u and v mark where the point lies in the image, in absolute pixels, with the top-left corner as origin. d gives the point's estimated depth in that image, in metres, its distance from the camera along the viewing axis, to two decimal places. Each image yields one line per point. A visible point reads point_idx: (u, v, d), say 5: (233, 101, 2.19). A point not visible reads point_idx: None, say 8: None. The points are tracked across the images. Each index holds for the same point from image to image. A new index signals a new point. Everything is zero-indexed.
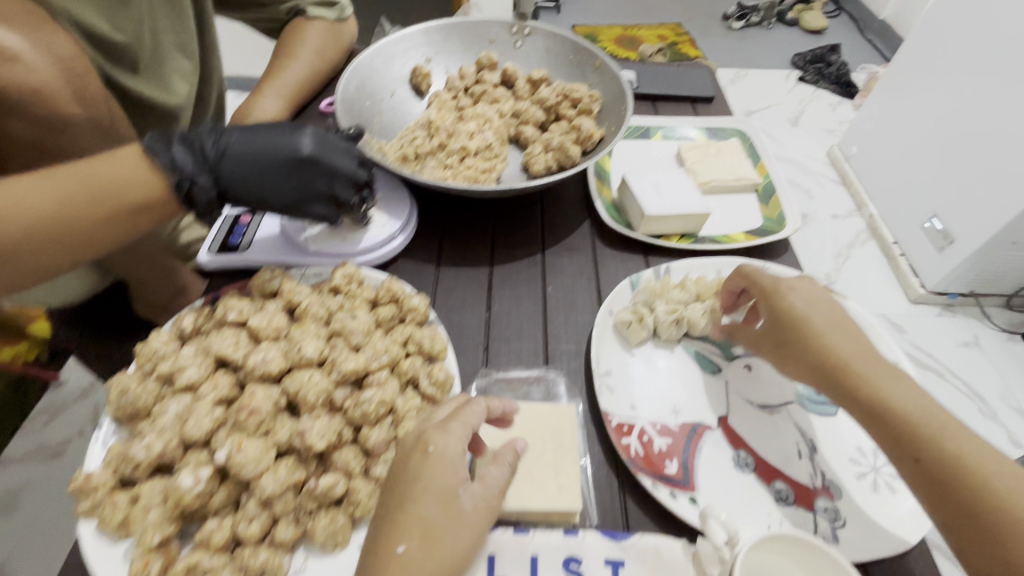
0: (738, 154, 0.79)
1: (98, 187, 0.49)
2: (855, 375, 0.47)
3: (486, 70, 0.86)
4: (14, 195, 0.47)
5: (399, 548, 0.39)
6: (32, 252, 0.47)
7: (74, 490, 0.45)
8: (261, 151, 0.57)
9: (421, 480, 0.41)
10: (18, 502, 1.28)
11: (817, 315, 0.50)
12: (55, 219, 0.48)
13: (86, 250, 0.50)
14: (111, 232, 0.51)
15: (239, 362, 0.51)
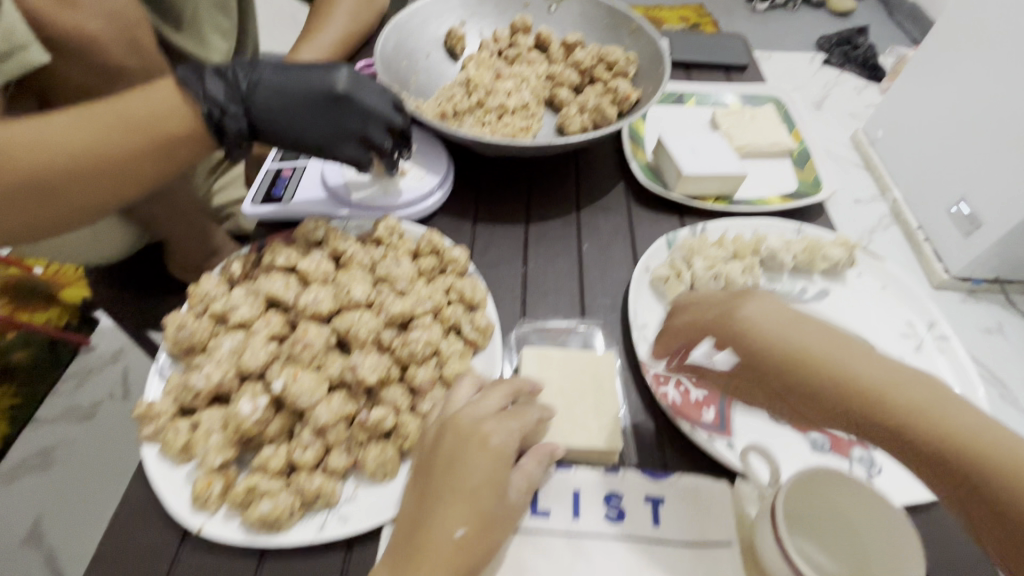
0: (774, 120, 0.79)
1: (133, 119, 0.48)
2: (867, 399, 0.37)
3: (520, 33, 0.85)
4: (58, 128, 0.47)
5: (458, 533, 0.38)
6: (81, 186, 0.48)
7: (137, 416, 0.47)
8: (295, 86, 0.56)
9: (479, 478, 0.40)
10: (53, 457, 1.30)
11: (791, 327, 0.41)
12: (96, 152, 0.47)
13: (131, 185, 0.50)
14: (146, 166, 0.49)
15: (290, 303, 0.52)
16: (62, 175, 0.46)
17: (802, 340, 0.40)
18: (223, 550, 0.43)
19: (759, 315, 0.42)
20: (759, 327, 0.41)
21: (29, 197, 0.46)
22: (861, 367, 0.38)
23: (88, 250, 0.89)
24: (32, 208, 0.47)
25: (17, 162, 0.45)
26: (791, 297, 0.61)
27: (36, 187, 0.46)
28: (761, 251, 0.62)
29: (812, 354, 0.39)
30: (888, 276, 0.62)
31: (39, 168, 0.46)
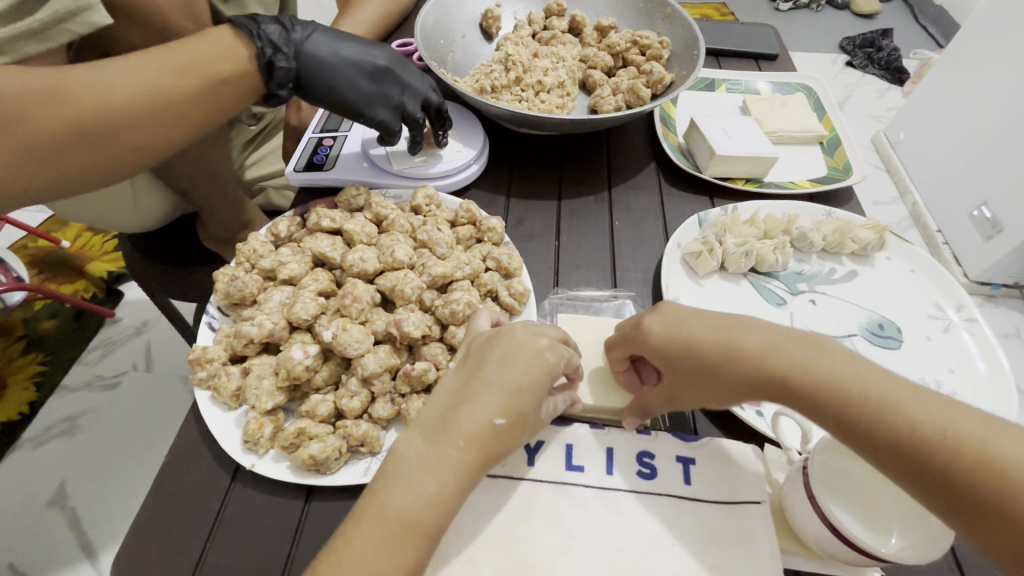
0: (805, 107, 0.79)
1: (189, 59, 0.48)
2: (767, 372, 0.41)
3: (555, 17, 0.87)
4: (116, 69, 0.46)
5: (500, 421, 0.40)
6: (137, 127, 0.47)
7: (190, 361, 0.49)
8: (344, 48, 0.59)
9: (524, 377, 0.41)
10: (78, 425, 1.32)
11: (690, 324, 0.45)
12: (154, 91, 0.47)
13: (183, 127, 0.49)
14: (199, 108, 0.49)
15: (337, 261, 0.55)
16: (118, 117, 0.45)
17: (697, 331, 0.44)
18: (272, 489, 0.45)
19: (662, 314, 0.46)
20: (659, 327, 0.45)
21: (81, 140, 0.45)
22: (759, 343, 0.42)
23: (129, 221, 0.89)
24: (85, 151, 0.46)
25: (75, 102, 0.44)
26: (819, 277, 0.62)
27: (92, 129, 0.45)
28: (792, 231, 0.64)
29: (712, 341, 0.43)
30: (920, 260, 0.63)
31: (95, 109, 0.44)
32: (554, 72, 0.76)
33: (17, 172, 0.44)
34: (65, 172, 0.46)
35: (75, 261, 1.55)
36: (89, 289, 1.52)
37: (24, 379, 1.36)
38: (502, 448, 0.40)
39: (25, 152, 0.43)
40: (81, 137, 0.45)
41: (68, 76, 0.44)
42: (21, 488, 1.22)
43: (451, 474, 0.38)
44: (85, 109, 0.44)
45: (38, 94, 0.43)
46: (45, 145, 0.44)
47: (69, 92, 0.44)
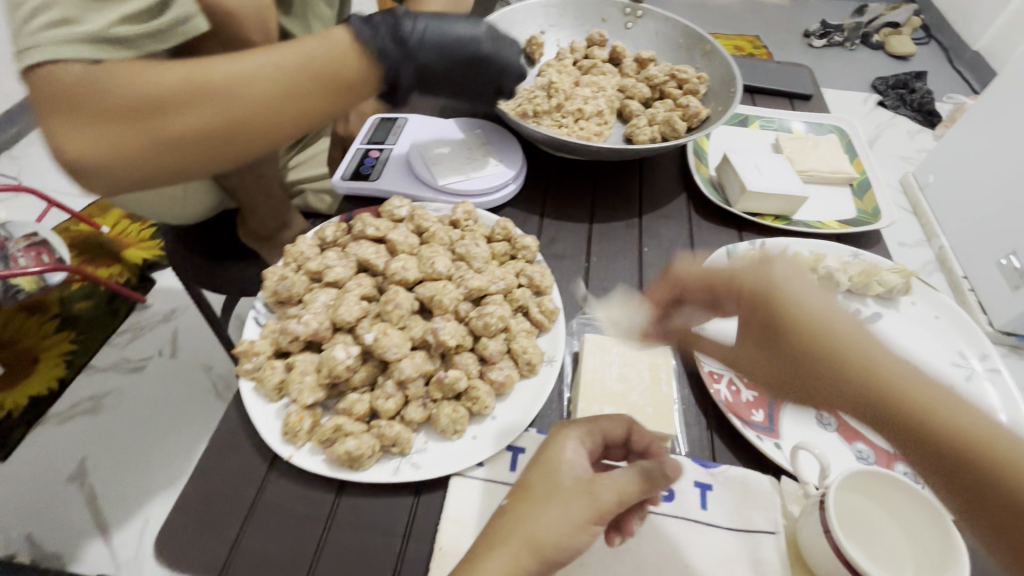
0: (836, 148, 0.81)
1: (319, 67, 0.46)
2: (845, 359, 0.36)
3: (596, 46, 0.90)
4: (250, 68, 0.45)
5: (506, 501, 0.43)
6: (268, 125, 0.46)
7: (238, 352, 0.52)
8: (446, 39, 0.54)
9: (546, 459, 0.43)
10: (102, 404, 1.37)
11: (793, 288, 0.39)
12: (286, 96, 0.46)
13: (311, 122, 0.49)
14: (331, 108, 0.48)
15: (380, 268, 0.58)
16: (240, 116, 0.45)
17: (798, 295, 0.39)
18: (305, 482, 0.47)
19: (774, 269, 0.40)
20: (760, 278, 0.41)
21: (219, 138, 0.45)
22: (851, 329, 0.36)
23: (176, 213, 0.94)
24: (220, 146, 0.46)
25: (219, 100, 0.44)
26: None
27: (212, 126, 0.44)
28: (819, 269, 0.65)
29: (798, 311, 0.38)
30: (944, 307, 0.64)
31: (216, 108, 0.44)
32: (594, 99, 0.79)
33: (154, 151, 0.44)
34: (178, 163, 0.46)
35: (111, 245, 1.62)
36: (121, 274, 1.57)
37: (55, 358, 1.42)
38: (520, 538, 0.40)
39: (169, 143, 0.44)
40: (200, 132, 0.44)
41: (199, 69, 0.44)
42: (43, 462, 1.26)
43: (479, 549, 0.40)
44: (210, 106, 0.44)
45: (166, 85, 0.43)
46: (168, 135, 0.44)
47: (194, 86, 0.43)
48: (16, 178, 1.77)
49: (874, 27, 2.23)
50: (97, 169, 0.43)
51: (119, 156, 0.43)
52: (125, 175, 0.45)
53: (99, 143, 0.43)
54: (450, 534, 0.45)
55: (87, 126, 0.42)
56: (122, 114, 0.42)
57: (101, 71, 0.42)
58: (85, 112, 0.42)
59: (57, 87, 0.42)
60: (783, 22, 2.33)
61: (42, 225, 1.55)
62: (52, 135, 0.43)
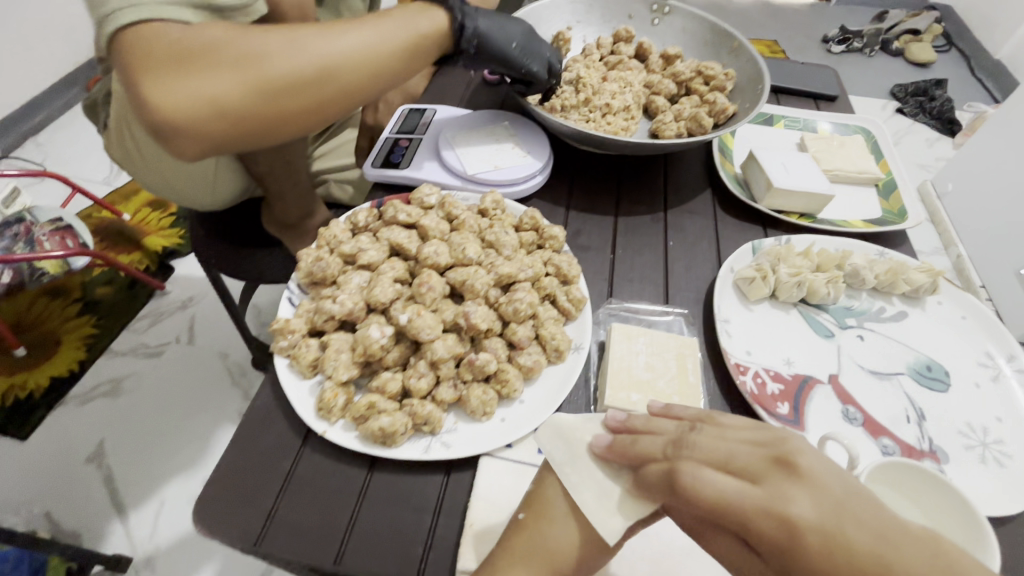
0: (862, 148, 0.81)
1: (393, 35, 0.58)
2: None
3: (622, 42, 0.91)
4: (338, 33, 0.55)
5: (520, 515, 0.44)
6: (348, 81, 0.56)
7: (274, 330, 0.53)
8: (498, 22, 0.69)
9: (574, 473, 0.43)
10: (121, 387, 1.39)
11: (808, 506, 0.32)
12: (366, 55, 0.56)
13: (381, 83, 0.59)
14: (398, 71, 0.59)
15: (412, 253, 0.59)
16: (327, 72, 0.54)
17: (809, 521, 0.31)
18: (339, 457, 0.49)
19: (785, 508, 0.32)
20: (761, 509, 0.33)
21: (307, 88, 0.53)
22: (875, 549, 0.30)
23: (204, 198, 0.95)
24: (305, 96, 0.54)
25: (311, 55, 0.53)
26: (869, 314, 0.64)
27: (301, 81, 0.53)
28: (845, 267, 0.65)
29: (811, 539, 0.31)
30: (972, 308, 0.64)
31: (306, 66, 0.53)
32: (621, 95, 0.80)
33: (250, 98, 0.51)
34: (266, 116, 0.53)
35: (132, 234, 1.66)
36: (142, 261, 1.60)
37: (77, 340, 1.44)
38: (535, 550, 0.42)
39: (263, 90, 0.51)
40: (290, 87, 0.53)
41: (290, 35, 0.53)
42: (63, 442, 1.28)
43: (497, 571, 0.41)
44: (300, 63, 0.52)
45: (264, 47, 0.51)
46: (262, 88, 0.51)
47: (288, 47, 0.52)
48: (40, 164, 1.80)
49: (894, 34, 2.21)
50: (193, 118, 0.50)
51: (222, 101, 0.50)
52: (216, 128, 0.52)
53: (200, 95, 0.49)
54: (480, 513, 0.45)
55: (189, 77, 0.49)
56: (223, 69, 0.50)
57: (203, 33, 0.50)
58: (188, 67, 0.49)
59: (160, 47, 0.49)
60: (801, 26, 2.32)
61: (67, 211, 1.58)
62: (154, 87, 0.49)
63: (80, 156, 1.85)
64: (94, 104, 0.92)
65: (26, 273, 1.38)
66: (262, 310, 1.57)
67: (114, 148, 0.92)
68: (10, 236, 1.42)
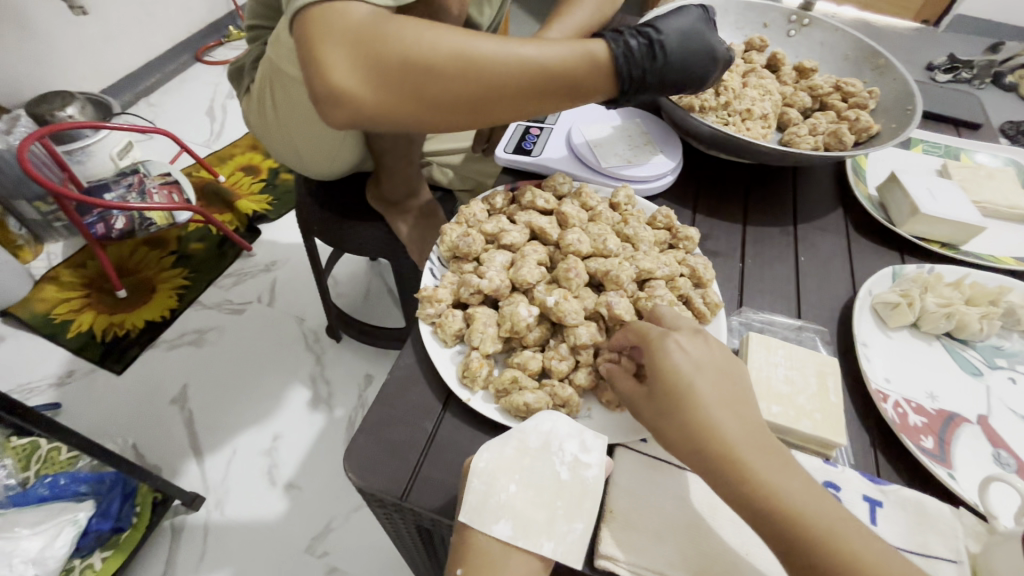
0: (1015, 182, 0.76)
1: (569, 72, 0.53)
2: (696, 421, 0.41)
3: (755, 51, 0.89)
4: (515, 56, 0.51)
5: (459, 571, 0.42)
6: (507, 106, 0.53)
7: (421, 297, 0.55)
8: (674, 71, 0.59)
9: (481, 499, 0.43)
10: (206, 338, 1.45)
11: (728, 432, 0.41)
12: (533, 87, 0.52)
13: (539, 110, 0.55)
14: (560, 102, 0.55)
15: (553, 239, 0.60)
16: (486, 94, 0.51)
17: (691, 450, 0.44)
18: (478, 425, 0.50)
19: (665, 339, 0.45)
20: (652, 341, 0.46)
21: (463, 106, 0.52)
22: (711, 398, 0.42)
23: (322, 165, 1.00)
24: (459, 114, 0.53)
25: (480, 78, 0.50)
26: (1021, 357, 0.60)
27: (459, 96, 0.51)
28: (1000, 304, 0.61)
29: (672, 369, 0.43)
30: None
31: (468, 82, 0.50)
32: (760, 102, 0.78)
33: (407, 102, 0.50)
34: (416, 118, 0.52)
35: (227, 196, 1.75)
36: (233, 223, 1.68)
37: (171, 289, 1.53)
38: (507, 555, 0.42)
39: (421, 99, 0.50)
40: (447, 102, 0.51)
41: (463, 38, 0.50)
42: (150, 381, 1.36)
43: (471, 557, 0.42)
44: (463, 79, 0.50)
45: (439, 49, 0.49)
46: (422, 92, 0.50)
47: (459, 63, 0.49)
48: (151, 121, 1.93)
49: (1009, 66, 2.04)
50: (350, 106, 0.50)
51: (380, 99, 0.50)
52: (370, 118, 0.52)
53: (366, 87, 0.49)
54: (621, 502, 0.45)
55: (358, 68, 0.48)
56: (393, 67, 0.48)
57: (386, 21, 0.49)
58: (363, 56, 0.48)
59: (345, 28, 0.48)
60: (904, 49, 2.16)
61: (174, 168, 1.69)
62: (324, 63, 0.48)
63: (186, 119, 1.98)
64: (239, 68, 0.99)
65: (136, 222, 1.49)
66: (340, 281, 1.63)
67: (250, 111, 0.98)
68: (125, 185, 1.52)
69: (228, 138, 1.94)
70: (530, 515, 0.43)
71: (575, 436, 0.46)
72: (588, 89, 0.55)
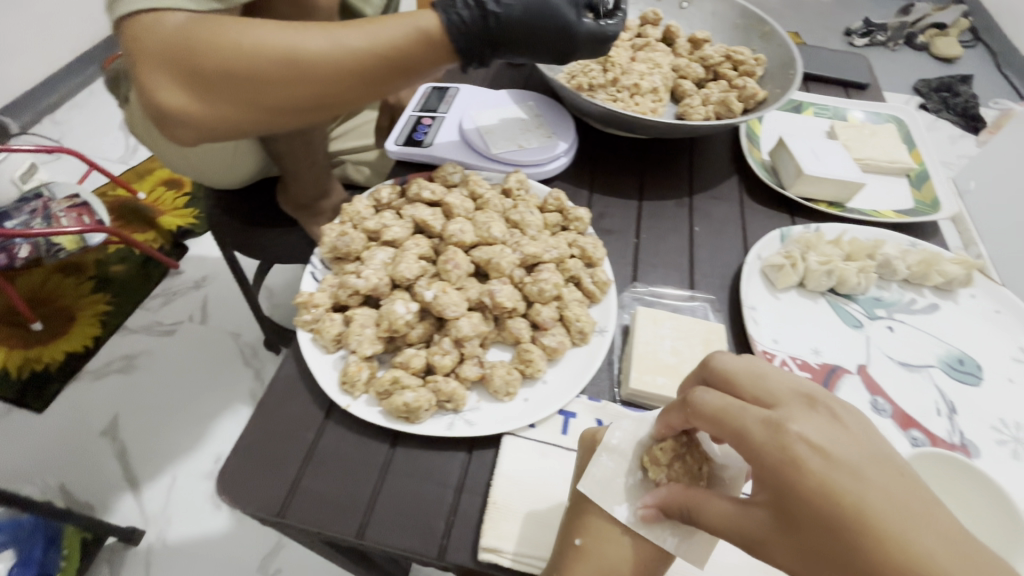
0: (895, 138, 0.79)
1: (399, 53, 0.51)
2: (887, 558, 0.28)
3: (649, 26, 0.89)
4: (335, 47, 0.49)
5: (576, 540, 0.40)
6: (343, 95, 0.52)
7: (298, 304, 0.53)
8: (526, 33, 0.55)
9: (608, 475, 0.42)
10: (135, 363, 1.37)
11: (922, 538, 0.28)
12: (364, 75, 0.51)
13: (381, 93, 0.54)
14: (401, 82, 0.54)
15: (436, 230, 0.58)
16: (315, 90, 0.51)
17: None
18: (361, 430, 0.48)
19: (786, 430, 0.32)
20: (767, 438, 0.32)
21: (295, 102, 0.52)
22: (893, 514, 0.29)
23: (223, 175, 0.95)
24: (296, 110, 0.53)
25: (303, 76, 0.49)
26: (899, 305, 0.62)
27: (287, 96, 0.51)
28: (876, 257, 0.64)
29: (815, 478, 0.30)
30: (1004, 299, 0.62)
31: (293, 81, 0.50)
32: (649, 75, 0.78)
33: (239, 110, 0.52)
34: (257, 117, 0.53)
35: (147, 212, 1.64)
36: (157, 240, 1.58)
37: (91, 317, 1.43)
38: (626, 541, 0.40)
39: (250, 104, 0.51)
40: (278, 104, 0.51)
41: (279, 36, 0.49)
42: (75, 416, 1.28)
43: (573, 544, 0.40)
44: (286, 81, 0.50)
45: (257, 47, 0.48)
46: (251, 93, 0.50)
47: (276, 65, 0.49)
48: (56, 141, 1.79)
49: (919, 27, 2.12)
50: (187, 122, 0.52)
51: (210, 109, 0.51)
52: (210, 124, 0.53)
53: (194, 98, 0.50)
54: (504, 493, 0.45)
55: (181, 86, 0.49)
56: (213, 78, 0.49)
57: (196, 30, 0.48)
58: (180, 73, 0.49)
59: (158, 47, 0.48)
60: (822, 18, 2.22)
61: (83, 188, 1.55)
62: (145, 86, 0.49)
63: (95, 135, 1.85)
64: (116, 77, 0.92)
65: (43, 249, 1.35)
66: (274, 291, 1.57)
67: (134, 123, 0.92)
68: (27, 211, 1.40)
69: (143, 152, 1.83)
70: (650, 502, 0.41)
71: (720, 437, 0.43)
72: (430, 65, 0.53)
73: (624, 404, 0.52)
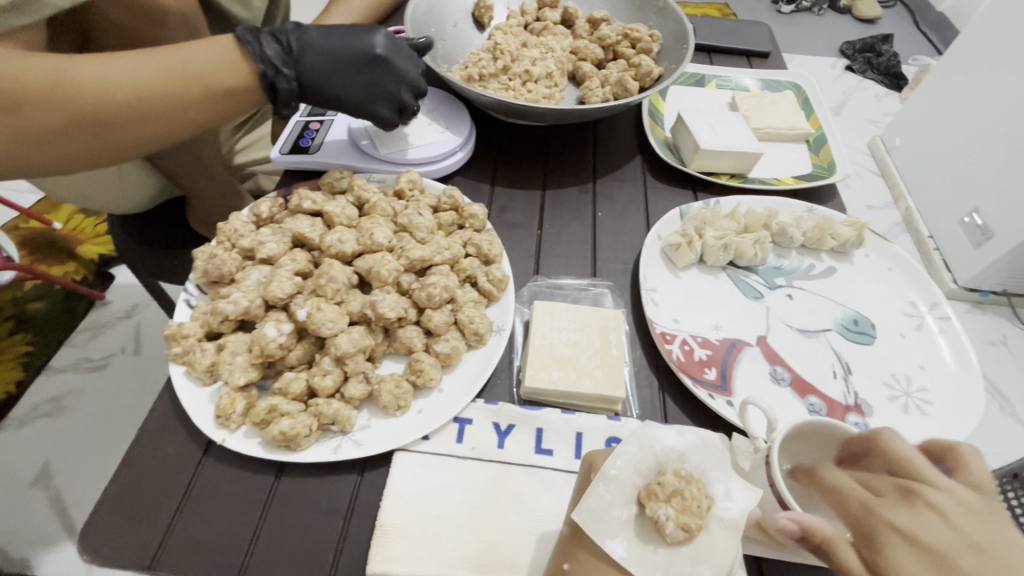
0: (793, 104, 0.79)
1: (204, 78, 0.49)
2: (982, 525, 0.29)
3: (547, 9, 0.86)
4: (128, 75, 0.46)
5: (565, 566, 0.38)
6: (143, 126, 0.48)
7: (166, 336, 0.49)
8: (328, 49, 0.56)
9: (602, 506, 0.38)
10: (63, 405, 1.28)
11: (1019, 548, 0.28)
12: (166, 101, 0.48)
13: (191, 124, 0.50)
14: (210, 112, 0.50)
15: (316, 242, 0.56)
16: (103, 118, 0.46)
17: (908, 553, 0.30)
18: (240, 464, 0.46)
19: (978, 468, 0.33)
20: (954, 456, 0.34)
21: (79, 133, 0.45)
22: None
23: (115, 202, 0.88)
24: (83, 142, 0.46)
25: (88, 105, 0.45)
26: (798, 273, 0.63)
27: (68, 126, 0.45)
28: (772, 226, 0.64)
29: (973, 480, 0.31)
30: (893, 256, 0.64)
31: (75, 108, 0.44)
32: (543, 60, 0.76)
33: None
34: (27, 151, 0.45)
35: (65, 242, 1.48)
36: (78, 272, 1.44)
37: (11, 361, 1.30)
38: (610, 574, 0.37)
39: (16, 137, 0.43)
40: (57, 136, 0.45)
41: (54, 64, 0.44)
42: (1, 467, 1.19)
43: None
44: (63, 109, 0.44)
45: (23, 74, 0.42)
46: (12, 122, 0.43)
47: (51, 92, 0.43)
48: None
49: None
50: None
51: None
52: None
53: None
54: (393, 512, 0.43)
55: None
56: None
57: None
58: None
59: None
60: None
61: None
62: None
63: None
64: None
65: None
66: None
67: None
68: None
69: None
70: (650, 537, 0.37)
71: (726, 477, 0.39)
72: (239, 93, 0.51)
73: (523, 404, 0.51)
